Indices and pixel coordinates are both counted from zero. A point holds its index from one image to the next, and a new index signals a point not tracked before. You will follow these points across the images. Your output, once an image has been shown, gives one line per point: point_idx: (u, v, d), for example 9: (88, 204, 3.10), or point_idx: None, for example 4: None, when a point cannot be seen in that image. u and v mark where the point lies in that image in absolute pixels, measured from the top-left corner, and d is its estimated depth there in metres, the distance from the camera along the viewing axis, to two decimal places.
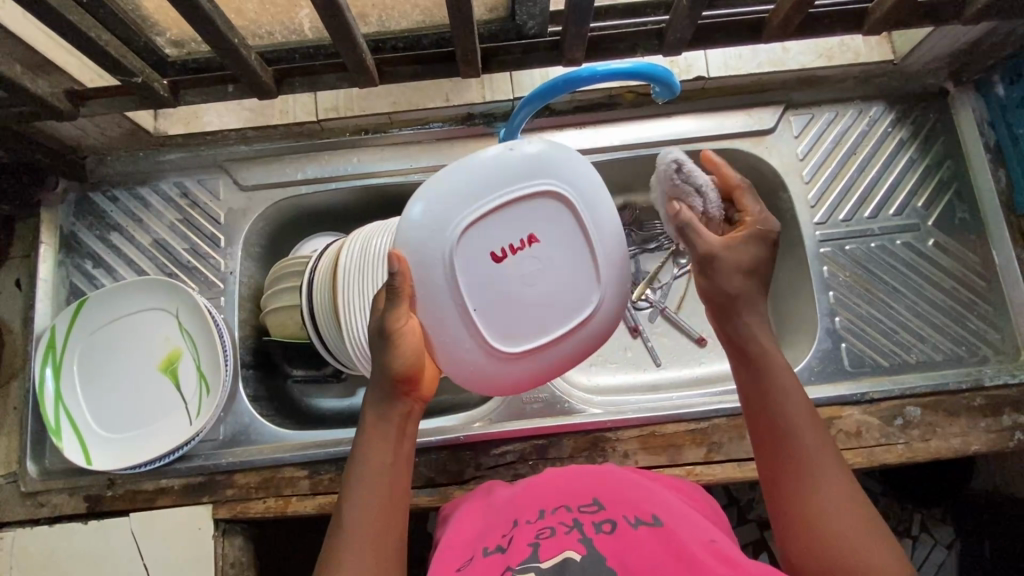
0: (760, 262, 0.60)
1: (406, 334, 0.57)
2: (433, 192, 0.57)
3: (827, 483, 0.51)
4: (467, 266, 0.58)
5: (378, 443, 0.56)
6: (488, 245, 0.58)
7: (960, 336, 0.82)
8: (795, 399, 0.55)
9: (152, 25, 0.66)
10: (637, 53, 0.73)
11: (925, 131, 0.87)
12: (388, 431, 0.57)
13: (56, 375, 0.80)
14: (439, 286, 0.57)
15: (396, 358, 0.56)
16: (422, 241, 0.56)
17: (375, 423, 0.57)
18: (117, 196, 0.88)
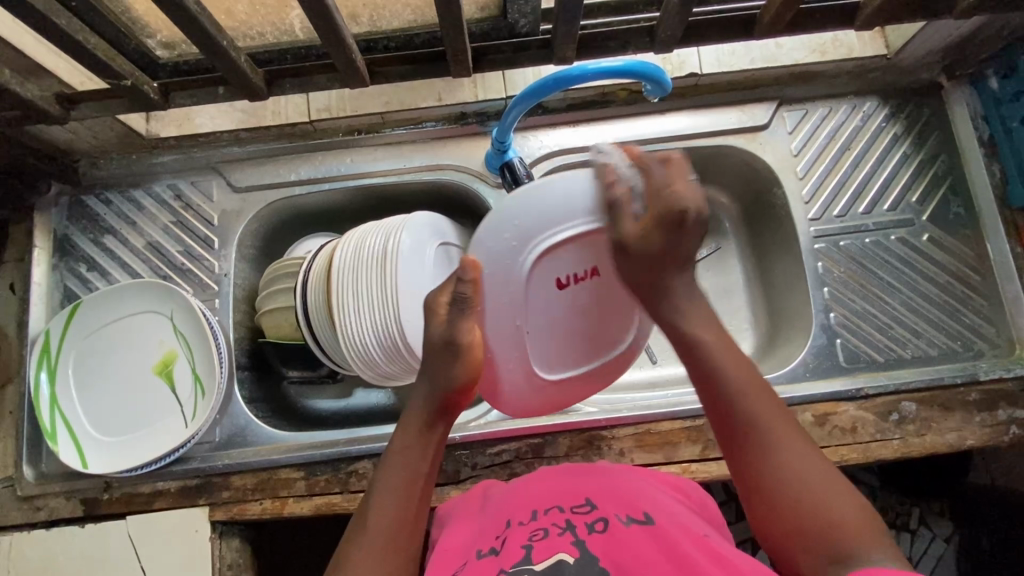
0: (670, 243, 0.57)
1: (473, 347, 0.60)
2: (515, 217, 0.57)
3: (775, 440, 0.54)
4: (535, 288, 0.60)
5: (415, 448, 0.61)
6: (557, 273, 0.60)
7: (955, 331, 0.82)
8: (730, 367, 0.57)
9: (142, 26, 0.67)
10: (628, 51, 0.73)
11: (920, 125, 0.87)
12: (427, 441, 0.62)
13: (51, 379, 0.80)
14: (506, 305, 0.59)
15: (457, 371, 0.60)
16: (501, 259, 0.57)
17: (414, 427, 0.62)
18: (110, 199, 0.88)
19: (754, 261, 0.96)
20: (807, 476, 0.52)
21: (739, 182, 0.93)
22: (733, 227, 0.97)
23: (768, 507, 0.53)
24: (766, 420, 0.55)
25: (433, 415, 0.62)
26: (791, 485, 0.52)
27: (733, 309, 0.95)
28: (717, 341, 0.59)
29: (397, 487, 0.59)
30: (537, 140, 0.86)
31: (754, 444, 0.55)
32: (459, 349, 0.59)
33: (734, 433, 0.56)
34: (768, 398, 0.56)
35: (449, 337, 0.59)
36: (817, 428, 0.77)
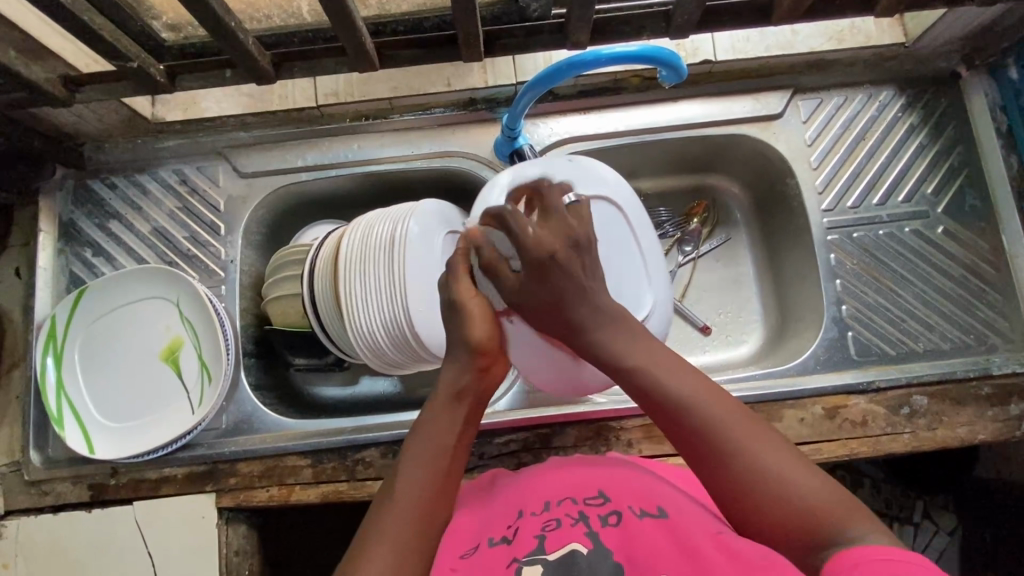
0: (552, 290, 0.54)
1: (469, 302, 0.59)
2: (507, 192, 0.66)
3: (725, 431, 0.49)
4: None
5: (443, 419, 0.56)
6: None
7: (968, 325, 0.81)
8: (673, 377, 0.53)
9: (146, 7, 0.65)
10: (643, 35, 0.71)
11: (937, 115, 0.86)
12: (457, 412, 0.56)
13: (58, 364, 0.80)
14: (510, 262, 0.63)
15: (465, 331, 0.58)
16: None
17: (440, 398, 0.57)
18: (115, 184, 0.87)
19: (764, 252, 0.95)
20: (771, 463, 0.47)
21: (751, 172, 0.92)
22: (743, 217, 0.96)
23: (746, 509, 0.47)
24: (712, 412, 0.50)
25: (465, 384, 0.57)
26: (753, 476, 0.47)
27: (743, 300, 0.94)
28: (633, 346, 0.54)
29: (428, 467, 0.53)
30: (546, 127, 0.85)
31: (704, 456, 0.50)
32: (456, 305, 0.59)
33: (686, 436, 0.51)
34: (704, 384, 0.52)
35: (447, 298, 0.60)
36: (826, 421, 0.77)
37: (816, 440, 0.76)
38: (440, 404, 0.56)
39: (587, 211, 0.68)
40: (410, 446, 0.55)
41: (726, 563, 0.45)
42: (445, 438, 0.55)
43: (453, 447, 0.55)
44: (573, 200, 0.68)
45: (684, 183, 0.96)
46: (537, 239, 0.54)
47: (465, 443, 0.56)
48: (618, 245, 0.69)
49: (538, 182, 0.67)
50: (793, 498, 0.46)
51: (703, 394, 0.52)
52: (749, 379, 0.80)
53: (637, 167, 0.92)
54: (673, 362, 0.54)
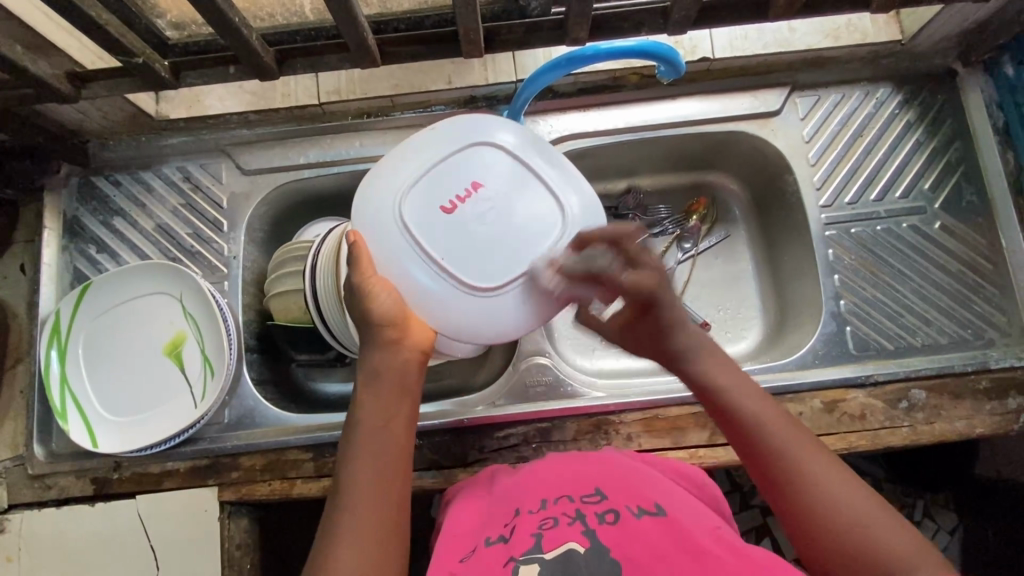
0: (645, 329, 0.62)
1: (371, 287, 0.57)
2: (380, 171, 0.61)
3: (806, 470, 0.52)
4: (419, 221, 0.59)
5: (369, 396, 0.58)
6: (437, 200, 0.60)
7: (966, 320, 0.82)
8: (760, 412, 0.56)
9: (152, 7, 0.67)
10: (642, 32, 0.72)
11: (934, 112, 0.86)
12: (382, 386, 0.58)
13: (62, 359, 0.81)
14: (404, 249, 0.59)
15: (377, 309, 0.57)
16: (378, 204, 0.60)
17: (364, 377, 0.58)
18: (119, 181, 0.87)
19: (763, 248, 0.95)
20: (849, 501, 0.50)
21: (749, 169, 0.93)
22: (742, 214, 0.97)
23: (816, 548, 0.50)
24: (796, 449, 0.53)
25: (382, 362, 0.58)
26: (835, 515, 0.50)
27: (742, 296, 0.94)
28: (728, 379, 0.59)
29: (365, 451, 0.55)
30: (547, 124, 0.86)
31: (784, 480, 0.53)
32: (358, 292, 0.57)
33: (762, 466, 0.54)
34: (785, 421, 0.55)
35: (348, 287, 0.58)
36: (825, 415, 0.77)
37: (815, 434, 0.77)
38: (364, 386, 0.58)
39: (467, 159, 0.62)
40: (347, 439, 0.57)
41: (725, 566, 0.45)
42: (375, 413, 0.57)
43: (387, 424, 0.57)
44: (446, 155, 0.62)
45: (683, 181, 0.97)
46: (633, 280, 0.60)
47: (400, 416, 0.58)
48: (508, 186, 0.61)
49: (411, 151, 0.62)
50: (868, 535, 0.48)
51: (786, 428, 0.55)
52: (748, 374, 0.80)
53: (636, 165, 0.93)
54: (759, 395, 0.58)
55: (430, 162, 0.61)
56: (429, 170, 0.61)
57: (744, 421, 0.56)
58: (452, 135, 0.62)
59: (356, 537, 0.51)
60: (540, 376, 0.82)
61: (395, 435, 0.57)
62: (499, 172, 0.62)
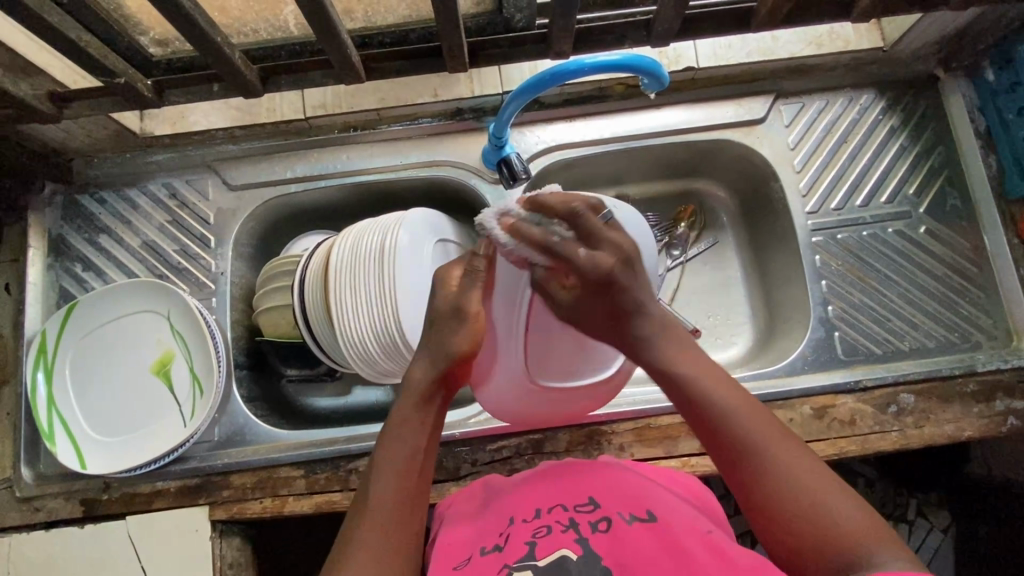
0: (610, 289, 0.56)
1: (481, 317, 0.58)
2: (564, 217, 0.56)
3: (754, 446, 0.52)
4: (540, 294, 0.59)
5: (412, 420, 0.58)
6: (566, 284, 0.59)
7: (952, 323, 0.83)
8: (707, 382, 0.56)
9: (134, 24, 0.66)
10: (625, 44, 0.73)
11: (917, 117, 0.87)
12: (427, 414, 0.58)
13: (48, 379, 0.80)
14: (516, 310, 0.59)
15: (460, 337, 0.58)
16: (511, 245, 0.58)
17: (411, 402, 0.58)
18: (104, 199, 0.87)
19: (752, 255, 0.96)
20: (801, 478, 0.50)
21: (736, 176, 0.93)
22: (730, 220, 0.97)
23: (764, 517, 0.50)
24: (745, 426, 0.53)
25: (427, 387, 0.58)
26: (783, 489, 0.50)
27: (732, 303, 0.95)
28: (682, 350, 0.58)
29: (401, 469, 0.55)
30: (533, 135, 0.86)
31: (740, 456, 0.53)
32: (467, 317, 0.58)
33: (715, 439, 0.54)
34: (739, 399, 0.55)
35: (459, 304, 0.58)
36: (816, 421, 0.78)
37: (806, 440, 0.77)
38: (410, 407, 0.58)
39: None
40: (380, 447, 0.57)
41: (716, 567, 0.45)
42: (416, 439, 0.57)
43: (424, 447, 0.58)
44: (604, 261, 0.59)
45: (672, 189, 0.97)
46: (616, 237, 0.56)
47: (433, 441, 0.59)
48: None
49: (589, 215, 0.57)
50: (818, 514, 0.48)
51: (733, 395, 0.55)
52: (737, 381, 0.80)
53: (624, 173, 0.93)
54: (708, 364, 0.58)
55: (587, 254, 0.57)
56: (581, 263, 0.58)
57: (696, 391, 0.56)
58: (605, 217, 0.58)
59: (385, 555, 0.51)
60: None
61: (428, 465, 0.58)
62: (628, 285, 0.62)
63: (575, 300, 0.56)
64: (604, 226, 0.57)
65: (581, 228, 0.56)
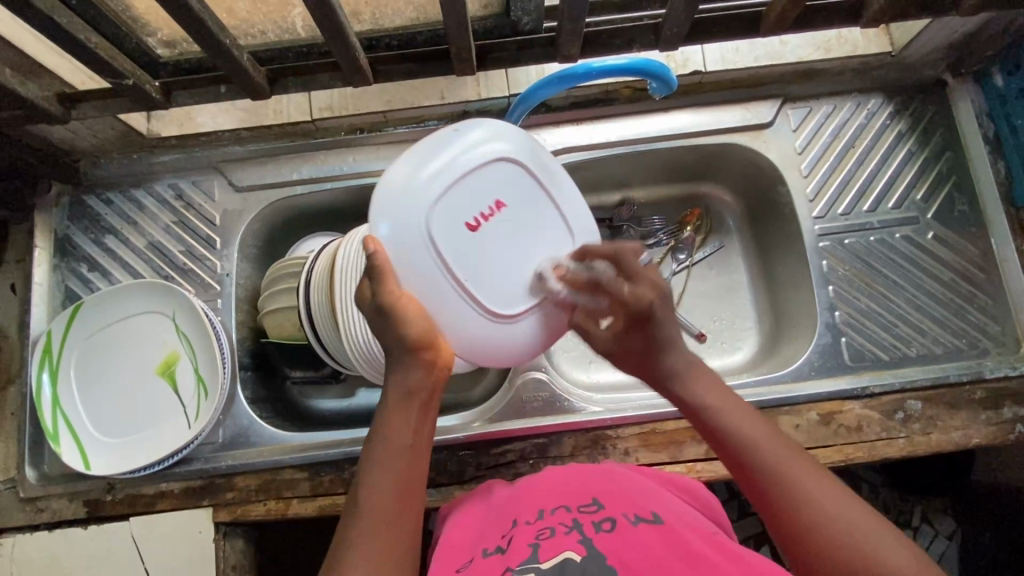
0: (643, 343, 0.61)
1: (403, 300, 0.54)
2: (428, 177, 0.56)
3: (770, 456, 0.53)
4: (443, 237, 0.56)
5: (396, 416, 0.56)
6: (461, 216, 0.57)
7: (961, 330, 0.82)
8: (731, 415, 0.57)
9: (143, 25, 0.66)
10: (634, 48, 0.72)
11: (925, 122, 0.87)
12: (412, 408, 0.56)
13: (53, 380, 0.80)
14: (432, 269, 0.55)
15: (403, 330, 0.54)
16: (401, 216, 0.55)
17: (395, 397, 0.56)
18: (111, 199, 0.87)
19: (758, 259, 0.95)
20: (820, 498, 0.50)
21: (742, 180, 0.93)
22: (736, 225, 0.97)
23: (792, 538, 0.49)
24: (766, 447, 0.54)
25: (414, 383, 0.56)
26: (808, 506, 0.49)
27: (737, 308, 0.95)
28: (710, 387, 0.59)
29: (388, 468, 0.54)
30: (540, 138, 0.86)
31: (768, 479, 0.52)
32: (390, 311, 0.54)
33: (728, 450, 0.56)
34: (748, 417, 0.57)
35: (376, 303, 0.55)
36: (822, 427, 0.77)
37: (812, 446, 0.77)
38: (393, 402, 0.56)
39: (487, 176, 0.58)
40: (369, 448, 0.56)
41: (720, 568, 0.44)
42: (401, 436, 0.55)
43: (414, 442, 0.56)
44: (467, 168, 0.57)
45: (678, 192, 0.97)
46: (633, 291, 0.59)
47: (422, 436, 0.57)
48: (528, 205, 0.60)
49: (459, 155, 0.57)
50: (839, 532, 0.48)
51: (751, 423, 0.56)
52: (743, 387, 0.80)
53: (630, 177, 0.93)
54: (729, 397, 0.58)
55: (445, 167, 0.56)
56: (451, 183, 0.56)
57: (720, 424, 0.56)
58: (472, 143, 0.58)
59: (373, 556, 0.50)
60: (539, 390, 0.81)
61: (421, 459, 0.56)
62: (515, 182, 0.59)
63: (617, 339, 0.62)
64: (629, 279, 0.60)
65: (605, 293, 0.60)
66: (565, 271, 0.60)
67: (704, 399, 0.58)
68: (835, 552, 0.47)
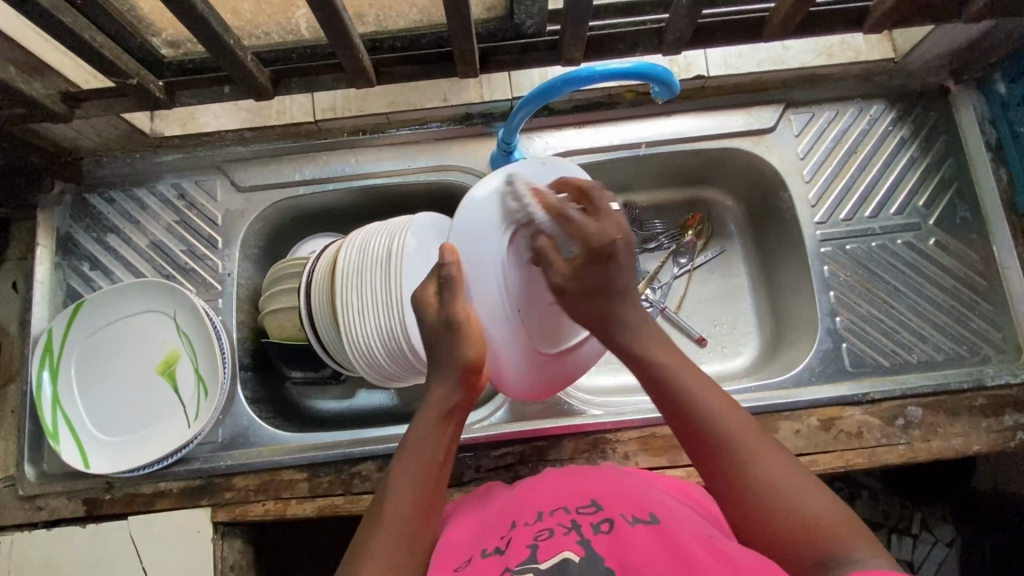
0: (601, 276, 0.61)
1: (467, 320, 0.61)
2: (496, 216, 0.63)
3: (734, 434, 0.54)
4: (509, 276, 0.63)
5: (432, 432, 0.60)
6: (520, 249, 0.63)
7: (962, 336, 0.82)
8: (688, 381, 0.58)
9: (148, 25, 0.66)
10: (637, 52, 0.73)
11: (927, 128, 0.87)
12: (445, 428, 0.60)
13: (54, 378, 0.80)
14: (494, 294, 0.62)
15: (462, 348, 0.61)
16: (475, 251, 0.63)
17: (433, 414, 0.60)
18: (113, 198, 0.87)
19: (759, 264, 0.95)
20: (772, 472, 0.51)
21: (744, 185, 0.93)
22: (738, 229, 0.97)
23: (737, 501, 0.51)
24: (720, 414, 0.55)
25: (455, 402, 0.61)
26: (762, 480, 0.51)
27: (738, 312, 0.94)
28: (670, 355, 0.61)
29: (416, 478, 0.57)
30: (542, 141, 0.86)
31: (717, 445, 0.54)
32: (456, 326, 0.61)
33: (688, 422, 0.56)
34: (718, 394, 0.57)
35: (442, 316, 0.61)
36: (822, 432, 0.77)
37: (813, 452, 0.77)
38: (431, 418, 0.60)
39: None
40: (401, 457, 0.59)
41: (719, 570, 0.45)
42: (434, 450, 0.59)
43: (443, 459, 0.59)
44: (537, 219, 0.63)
45: (679, 197, 0.97)
46: (599, 228, 0.61)
47: (451, 453, 0.60)
48: None
49: (523, 194, 0.63)
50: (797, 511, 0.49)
51: (711, 393, 0.57)
52: (743, 392, 0.80)
53: (632, 181, 0.93)
54: (688, 365, 0.60)
55: (522, 214, 0.63)
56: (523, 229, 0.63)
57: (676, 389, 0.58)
58: (542, 196, 0.65)
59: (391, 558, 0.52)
60: (537, 393, 0.81)
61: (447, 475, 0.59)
62: None
63: (575, 274, 0.61)
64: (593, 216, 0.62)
65: (571, 221, 0.61)
66: (535, 193, 0.63)
67: (671, 369, 0.59)
68: (783, 529, 0.49)
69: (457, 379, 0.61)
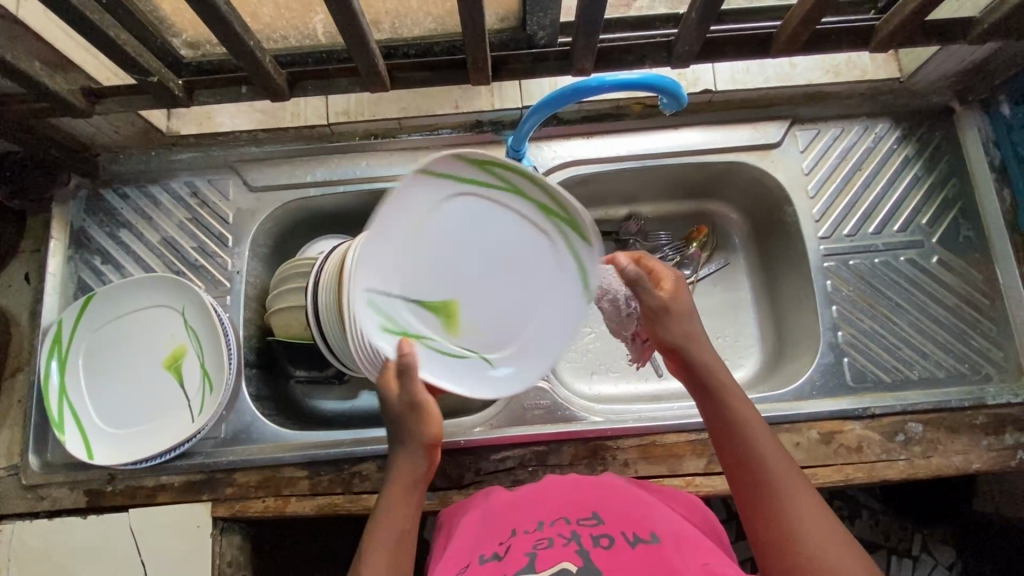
0: (674, 293, 0.67)
1: (428, 401, 0.64)
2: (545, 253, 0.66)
3: (765, 450, 0.59)
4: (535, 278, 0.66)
5: (399, 500, 0.63)
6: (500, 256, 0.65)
7: (963, 354, 0.82)
8: (751, 422, 0.60)
9: (169, 26, 0.68)
10: (645, 64, 0.74)
11: (932, 148, 0.88)
12: (412, 497, 0.64)
13: (62, 368, 0.81)
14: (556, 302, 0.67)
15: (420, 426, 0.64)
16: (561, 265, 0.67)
17: (400, 483, 0.64)
18: (127, 194, 0.88)
19: (763, 278, 0.96)
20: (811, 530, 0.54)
21: (749, 199, 0.94)
22: (742, 243, 0.98)
23: (768, 540, 0.55)
24: (777, 463, 0.58)
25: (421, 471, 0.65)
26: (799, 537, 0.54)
27: (741, 325, 0.95)
28: (733, 390, 0.63)
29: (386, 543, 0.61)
30: (551, 150, 0.87)
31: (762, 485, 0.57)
32: (419, 407, 0.63)
33: (725, 429, 0.61)
34: (782, 450, 0.59)
35: (406, 400, 0.63)
36: (822, 446, 0.77)
37: (812, 465, 0.77)
38: (396, 491, 0.64)
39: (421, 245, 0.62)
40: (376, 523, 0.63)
41: None
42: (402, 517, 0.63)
43: (407, 529, 0.63)
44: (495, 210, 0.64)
45: (685, 209, 0.98)
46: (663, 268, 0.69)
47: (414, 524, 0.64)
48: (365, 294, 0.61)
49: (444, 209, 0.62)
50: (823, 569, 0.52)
51: (774, 447, 0.59)
52: None
53: (638, 192, 0.95)
54: (756, 414, 0.62)
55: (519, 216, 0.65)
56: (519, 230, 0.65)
57: (736, 424, 0.61)
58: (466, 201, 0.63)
59: None
60: (539, 398, 0.81)
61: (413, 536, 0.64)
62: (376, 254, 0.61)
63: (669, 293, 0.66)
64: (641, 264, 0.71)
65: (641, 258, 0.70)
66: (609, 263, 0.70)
67: (737, 407, 0.61)
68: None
69: (421, 451, 0.65)
